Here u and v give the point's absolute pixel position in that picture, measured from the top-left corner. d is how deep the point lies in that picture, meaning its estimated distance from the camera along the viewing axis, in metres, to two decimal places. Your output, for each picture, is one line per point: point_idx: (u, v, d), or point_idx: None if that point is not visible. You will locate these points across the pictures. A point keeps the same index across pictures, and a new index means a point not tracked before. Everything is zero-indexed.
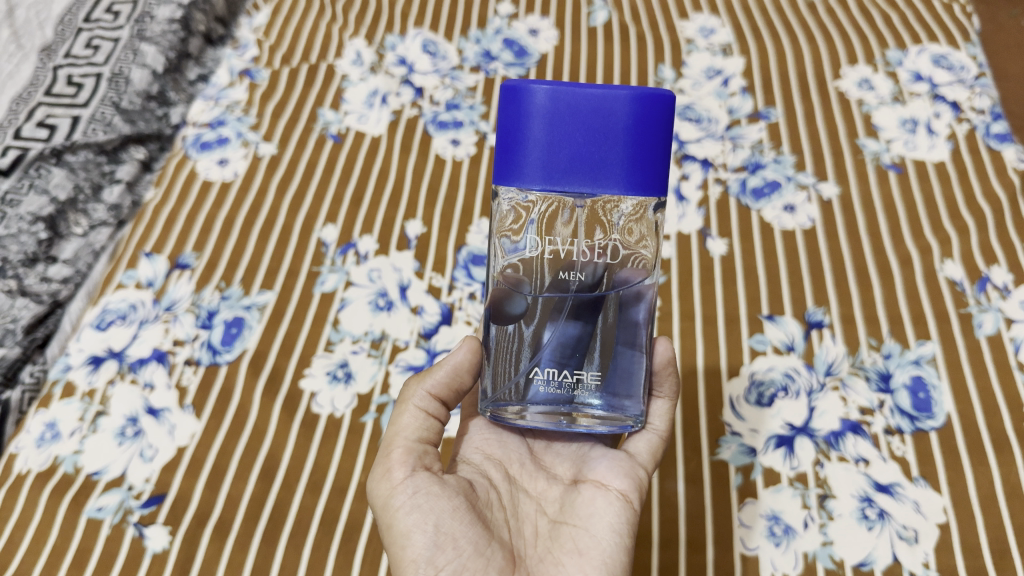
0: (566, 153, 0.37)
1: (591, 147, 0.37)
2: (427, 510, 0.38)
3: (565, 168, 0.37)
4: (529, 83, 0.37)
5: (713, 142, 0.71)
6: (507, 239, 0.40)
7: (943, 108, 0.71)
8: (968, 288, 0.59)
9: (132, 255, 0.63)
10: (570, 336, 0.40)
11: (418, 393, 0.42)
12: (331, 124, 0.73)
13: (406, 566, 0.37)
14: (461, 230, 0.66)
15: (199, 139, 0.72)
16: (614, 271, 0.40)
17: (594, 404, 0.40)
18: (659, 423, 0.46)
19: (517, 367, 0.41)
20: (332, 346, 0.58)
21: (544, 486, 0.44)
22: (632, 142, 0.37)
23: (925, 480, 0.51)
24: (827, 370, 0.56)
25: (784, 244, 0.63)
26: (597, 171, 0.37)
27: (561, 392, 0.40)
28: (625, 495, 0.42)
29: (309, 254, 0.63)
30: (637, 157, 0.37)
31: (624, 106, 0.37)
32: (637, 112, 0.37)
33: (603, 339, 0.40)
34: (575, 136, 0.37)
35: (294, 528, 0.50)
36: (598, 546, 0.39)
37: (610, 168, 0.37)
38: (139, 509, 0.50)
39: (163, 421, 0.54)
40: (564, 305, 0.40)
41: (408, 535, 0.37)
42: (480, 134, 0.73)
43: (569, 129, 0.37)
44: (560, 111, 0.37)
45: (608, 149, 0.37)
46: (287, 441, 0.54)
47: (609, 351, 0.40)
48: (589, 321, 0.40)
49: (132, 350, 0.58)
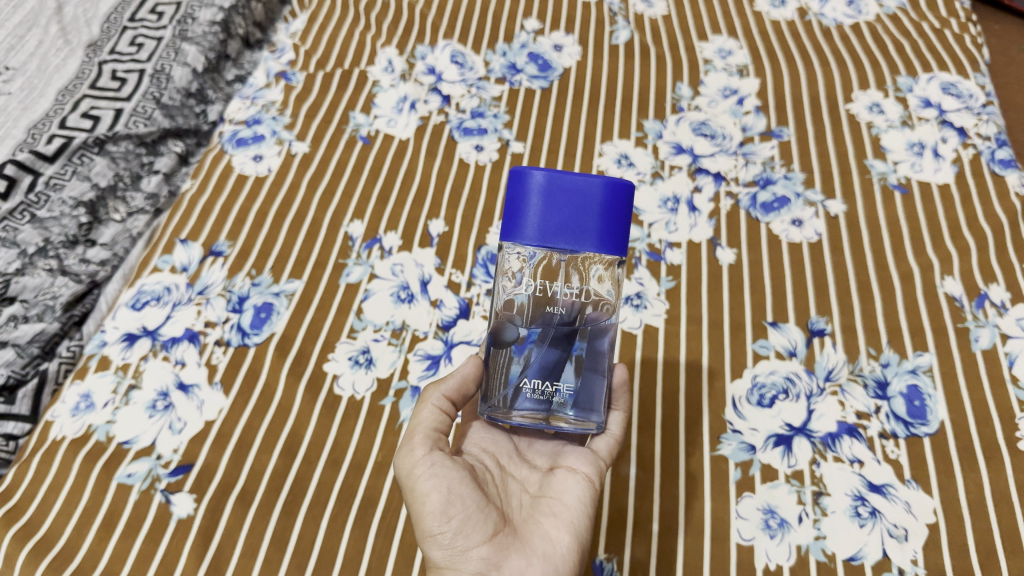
0: (555, 223, 0.41)
1: (572, 215, 0.41)
2: (442, 477, 0.40)
3: (552, 232, 0.41)
4: (529, 169, 0.41)
5: (726, 157, 0.74)
6: (507, 280, 0.44)
7: (950, 133, 0.73)
8: (966, 304, 0.62)
9: (168, 241, 0.66)
10: (549, 358, 0.43)
11: (436, 394, 0.45)
12: (361, 126, 0.76)
13: (422, 521, 0.40)
14: (482, 230, 0.68)
15: (235, 135, 0.75)
16: (588, 310, 0.43)
17: (568, 415, 0.43)
18: (616, 428, 0.49)
19: (503, 376, 0.44)
20: (355, 333, 0.61)
21: (526, 473, 0.47)
22: (605, 219, 0.41)
23: (917, 483, 0.53)
24: (827, 375, 0.59)
25: (790, 255, 0.66)
26: (574, 232, 0.41)
27: (542, 400, 0.43)
28: (590, 478, 0.45)
29: (336, 248, 0.66)
30: (610, 226, 0.41)
31: (598, 191, 0.41)
32: (608, 195, 0.41)
33: (575, 358, 0.43)
34: (563, 208, 0.41)
35: (313, 500, 0.53)
36: (569, 511, 0.43)
37: (588, 235, 0.41)
38: (166, 477, 0.53)
39: (192, 397, 0.57)
40: (545, 335, 0.43)
41: (425, 494, 0.40)
42: (503, 141, 0.76)
43: (559, 201, 0.41)
44: (554, 189, 0.41)
45: (587, 223, 0.41)
46: (309, 419, 0.56)
47: (581, 369, 0.43)
48: (566, 349, 0.43)
49: (165, 329, 0.61)
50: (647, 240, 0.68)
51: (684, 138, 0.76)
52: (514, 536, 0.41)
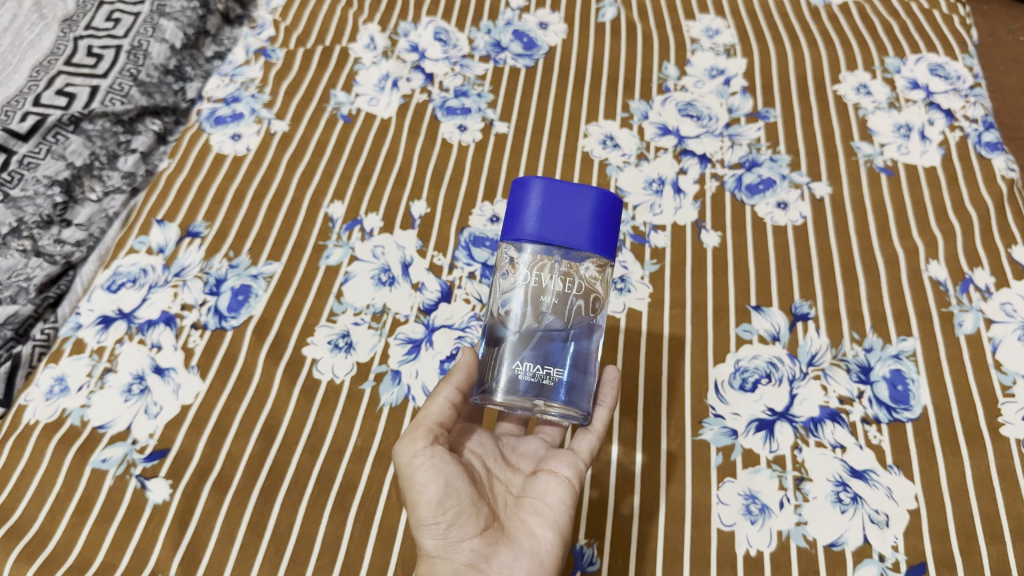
0: (553, 220, 0.42)
1: (569, 210, 0.42)
2: (441, 469, 0.40)
3: (549, 224, 0.42)
4: (530, 176, 0.43)
5: (712, 138, 0.73)
6: (506, 274, 0.44)
7: (937, 115, 0.73)
8: (951, 288, 0.61)
9: (145, 222, 0.65)
10: (544, 344, 0.43)
11: (448, 387, 0.43)
12: (342, 105, 0.75)
13: (418, 510, 0.39)
14: (465, 211, 0.67)
15: (214, 113, 0.74)
16: (581, 301, 0.44)
17: (556, 403, 0.43)
18: (600, 424, 0.49)
19: (499, 362, 0.43)
20: (334, 317, 0.60)
21: (508, 471, 0.46)
22: (599, 223, 0.43)
23: (899, 468, 0.53)
24: (810, 360, 0.58)
25: (774, 238, 0.65)
26: (569, 228, 0.42)
27: (535, 381, 0.42)
28: (572, 482, 0.45)
29: (316, 229, 0.65)
30: (602, 229, 0.43)
31: (593, 198, 0.43)
32: (602, 203, 0.43)
33: (569, 348, 0.43)
34: (562, 205, 0.42)
35: (292, 484, 0.52)
36: (553, 511, 0.43)
37: (582, 234, 0.42)
38: (142, 462, 0.52)
39: (169, 380, 0.56)
40: (541, 321, 0.43)
41: (424, 485, 0.39)
42: (487, 121, 0.75)
43: (557, 199, 0.42)
44: (552, 191, 0.42)
45: (582, 223, 0.42)
46: (288, 402, 0.55)
47: (573, 359, 0.43)
48: (561, 338, 0.43)
49: (141, 312, 0.60)
50: (631, 222, 0.67)
51: (670, 119, 0.75)
52: (502, 531, 0.41)
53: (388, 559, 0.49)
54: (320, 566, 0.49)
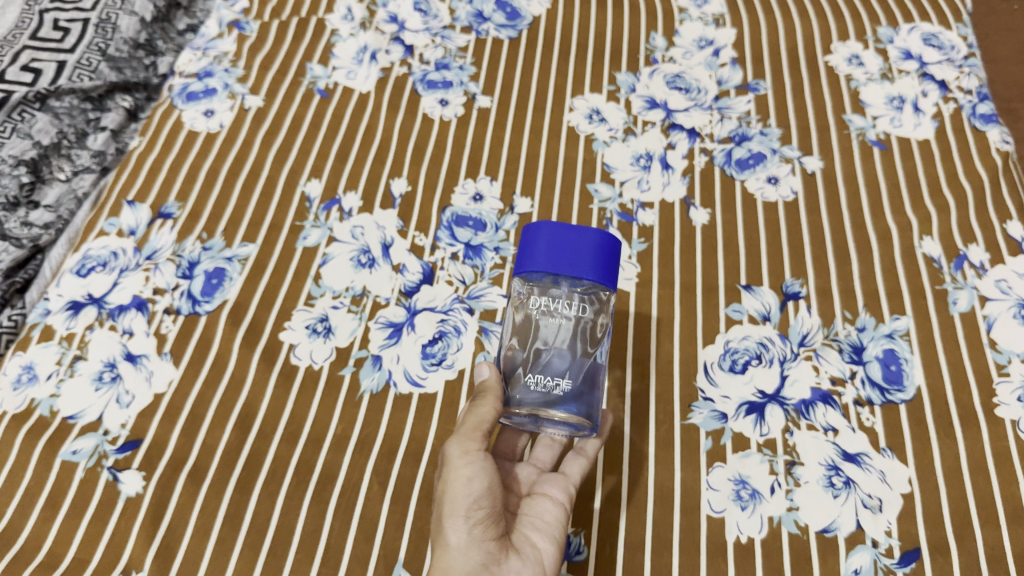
0: (557, 256, 0.44)
1: (574, 245, 0.44)
2: (483, 472, 0.42)
3: (555, 261, 0.44)
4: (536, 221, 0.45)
5: (701, 112, 0.71)
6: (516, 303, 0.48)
7: (931, 86, 0.71)
8: (945, 265, 0.60)
9: (115, 203, 0.63)
10: (550, 359, 0.45)
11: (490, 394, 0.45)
12: (319, 79, 0.73)
13: (453, 502, 0.40)
14: (447, 189, 0.65)
15: (186, 89, 0.71)
16: (585, 320, 0.46)
17: (567, 414, 0.44)
18: (591, 449, 0.50)
19: (512, 379, 0.46)
20: (312, 301, 0.58)
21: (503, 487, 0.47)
22: (602, 257, 0.45)
23: (892, 451, 0.52)
24: (801, 340, 0.57)
25: (765, 215, 0.64)
26: (573, 263, 0.44)
27: (544, 393, 0.44)
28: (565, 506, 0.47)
29: (293, 209, 0.63)
30: (605, 262, 0.45)
31: (594, 235, 0.44)
32: (604, 239, 0.45)
33: (575, 363, 0.46)
34: (566, 242, 0.44)
35: (269, 475, 0.50)
36: (550, 529, 0.45)
37: (587, 268, 0.44)
38: (114, 454, 0.51)
39: (141, 368, 0.54)
40: (549, 340, 0.46)
41: (467, 480, 0.41)
42: (469, 95, 0.72)
43: (561, 238, 0.44)
44: (557, 232, 0.44)
45: (584, 258, 0.44)
46: (265, 390, 0.54)
47: (579, 372, 0.45)
48: (568, 354, 0.46)
49: (113, 297, 0.58)
50: (618, 199, 0.65)
51: (658, 92, 0.73)
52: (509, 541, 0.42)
53: (369, 551, 0.48)
54: (299, 560, 0.47)
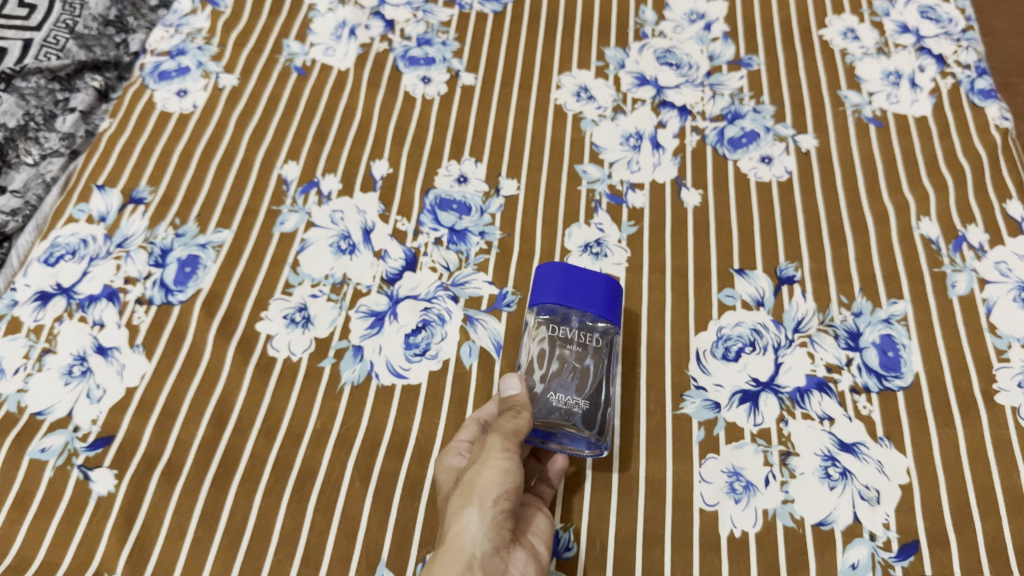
0: (568, 290, 0.51)
1: (584, 283, 0.51)
2: (516, 472, 0.44)
3: (567, 292, 0.51)
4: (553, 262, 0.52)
5: (692, 89, 0.69)
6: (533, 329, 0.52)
7: (928, 61, 0.69)
8: (943, 247, 0.58)
9: (84, 188, 0.60)
10: (568, 380, 0.50)
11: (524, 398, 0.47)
12: (296, 56, 0.70)
13: (481, 488, 0.43)
14: (429, 171, 0.63)
15: (158, 67, 0.68)
16: (597, 351, 0.51)
17: (579, 431, 0.49)
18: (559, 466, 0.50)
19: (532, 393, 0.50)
20: (290, 289, 0.56)
21: None
22: (607, 299, 0.51)
23: (890, 441, 0.50)
24: (796, 326, 0.55)
25: (758, 196, 0.62)
26: (583, 298, 0.51)
27: (560, 409, 0.49)
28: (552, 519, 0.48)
29: (269, 193, 0.61)
30: (610, 303, 0.51)
31: (601, 281, 0.51)
32: (609, 286, 0.51)
33: (590, 385, 0.50)
34: (578, 281, 0.51)
35: (246, 472, 0.48)
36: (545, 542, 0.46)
37: (594, 303, 0.51)
38: (84, 451, 0.49)
39: (113, 361, 0.52)
40: (567, 365, 0.50)
41: (500, 472, 0.44)
42: (452, 72, 0.70)
43: (574, 276, 0.51)
44: (570, 272, 0.51)
45: (593, 296, 0.51)
46: (241, 383, 0.52)
47: (594, 394, 0.50)
48: (583, 376, 0.50)
49: (82, 287, 0.55)
50: (607, 180, 0.63)
51: (648, 68, 0.71)
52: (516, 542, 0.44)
53: (351, 550, 0.46)
54: (278, 560, 0.45)
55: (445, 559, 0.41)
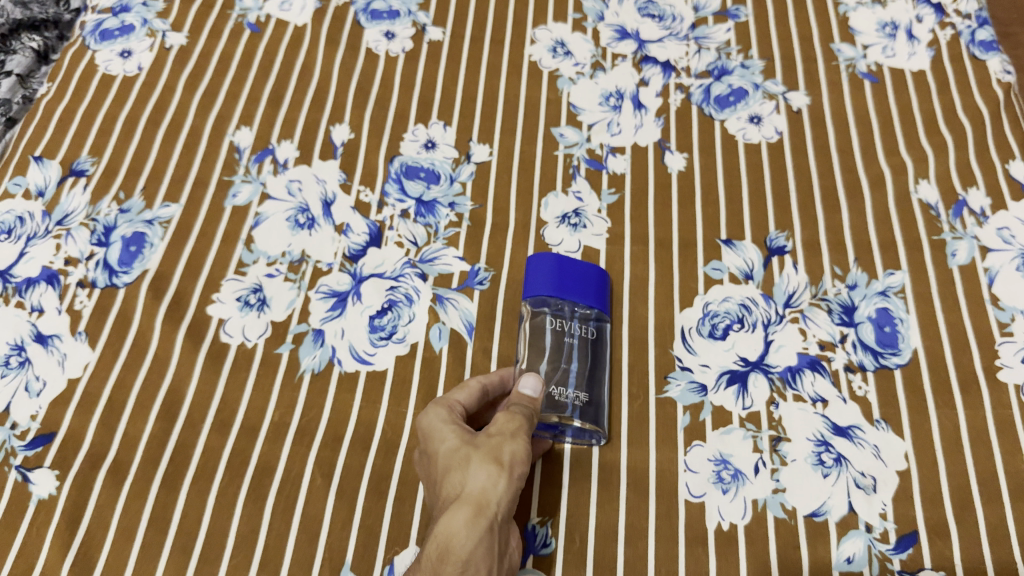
0: (564, 281, 0.48)
1: (577, 275, 0.49)
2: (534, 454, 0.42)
3: (563, 286, 0.48)
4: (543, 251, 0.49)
5: (676, 42, 0.64)
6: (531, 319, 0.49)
7: (926, 11, 0.65)
8: (942, 212, 0.55)
9: (21, 160, 0.56)
10: (570, 373, 0.48)
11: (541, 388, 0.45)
12: (249, 11, 0.65)
13: (512, 456, 0.41)
14: (395, 137, 0.59)
15: (99, 26, 0.63)
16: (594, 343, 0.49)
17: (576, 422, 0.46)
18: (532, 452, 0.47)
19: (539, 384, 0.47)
20: (244, 268, 0.52)
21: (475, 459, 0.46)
22: (598, 291, 0.50)
23: (887, 424, 0.47)
24: (787, 301, 0.52)
25: (747, 159, 0.58)
26: (578, 292, 0.49)
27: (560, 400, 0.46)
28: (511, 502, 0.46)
29: (220, 162, 0.57)
30: (600, 295, 0.50)
31: (591, 271, 0.50)
32: (599, 278, 0.50)
33: (588, 381, 0.48)
34: (571, 273, 0.49)
35: (199, 470, 0.45)
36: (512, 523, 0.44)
37: (588, 297, 0.49)
38: (23, 450, 0.45)
39: (53, 350, 0.48)
40: (568, 358, 0.48)
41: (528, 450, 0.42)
42: (418, 27, 0.65)
43: (567, 268, 0.49)
44: (563, 263, 0.49)
45: (586, 288, 0.49)
46: (192, 372, 0.48)
47: (593, 391, 0.48)
48: (583, 369, 0.48)
49: (19, 269, 0.51)
50: (586, 144, 0.59)
51: (629, 20, 0.66)
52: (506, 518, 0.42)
53: (313, 553, 0.43)
54: (233, 566, 0.42)
55: (469, 516, 0.38)
